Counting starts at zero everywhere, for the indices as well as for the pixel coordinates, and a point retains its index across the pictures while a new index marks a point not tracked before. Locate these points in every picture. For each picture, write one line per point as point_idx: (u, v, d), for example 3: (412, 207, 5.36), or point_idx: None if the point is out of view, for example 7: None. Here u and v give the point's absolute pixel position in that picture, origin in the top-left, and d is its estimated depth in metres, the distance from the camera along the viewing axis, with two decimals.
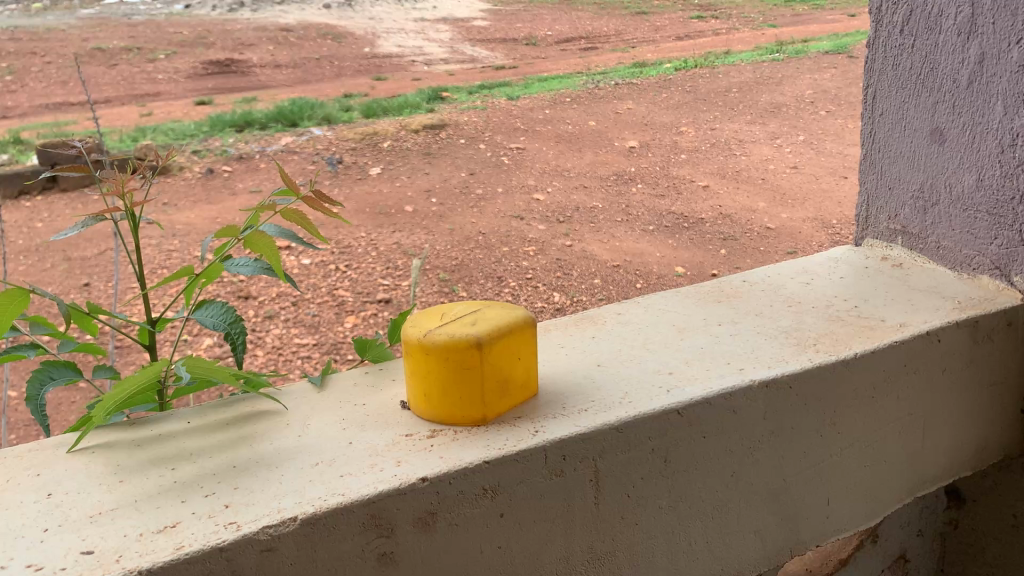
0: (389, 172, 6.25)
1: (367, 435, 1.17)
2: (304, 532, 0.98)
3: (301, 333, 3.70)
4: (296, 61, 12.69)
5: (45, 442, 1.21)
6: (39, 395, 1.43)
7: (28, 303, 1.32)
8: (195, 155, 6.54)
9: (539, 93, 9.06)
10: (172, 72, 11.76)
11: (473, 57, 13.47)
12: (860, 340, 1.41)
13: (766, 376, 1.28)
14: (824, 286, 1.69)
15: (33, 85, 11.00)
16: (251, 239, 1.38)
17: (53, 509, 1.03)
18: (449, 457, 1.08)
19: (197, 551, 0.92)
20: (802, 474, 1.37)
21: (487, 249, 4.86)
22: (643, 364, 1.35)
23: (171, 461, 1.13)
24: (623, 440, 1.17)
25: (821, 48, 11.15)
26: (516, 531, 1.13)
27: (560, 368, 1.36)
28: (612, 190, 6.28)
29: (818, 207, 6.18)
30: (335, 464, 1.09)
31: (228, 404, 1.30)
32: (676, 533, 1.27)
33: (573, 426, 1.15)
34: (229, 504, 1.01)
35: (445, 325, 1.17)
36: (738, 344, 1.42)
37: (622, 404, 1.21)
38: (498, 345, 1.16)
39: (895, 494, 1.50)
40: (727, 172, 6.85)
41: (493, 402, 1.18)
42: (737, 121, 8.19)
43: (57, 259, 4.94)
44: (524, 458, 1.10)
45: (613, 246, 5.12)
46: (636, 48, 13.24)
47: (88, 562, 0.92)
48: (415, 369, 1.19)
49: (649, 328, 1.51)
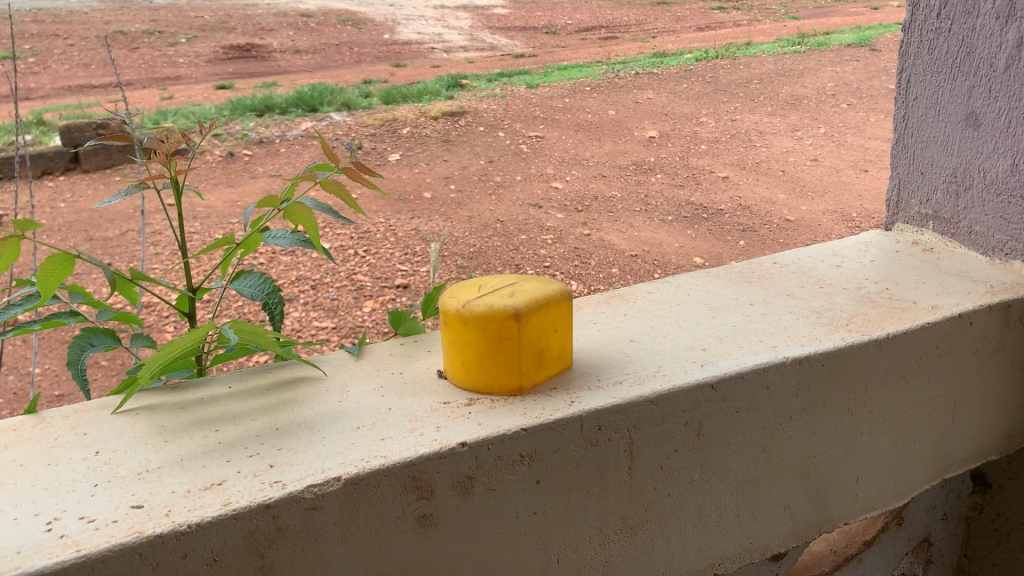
0: (408, 158, 6.27)
1: (405, 402, 1.19)
2: (347, 492, 1.00)
3: (320, 316, 3.73)
4: (316, 46, 12.71)
5: (89, 403, 1.24)
6: (80, 360, 1.46)
7: (73, 268, 1.35)
8: (216, 138, 6.58)
9: (558, 82, 9.04)
10: (193, 56, 11.81)
11: (493, 45, 13.46)
12: (891, 321, 1.42)
13: (800, 354, 1.29)
14: (855, 268, 1.69)
15: (56, 67, 11.07)
16: (291, 210, 1.40)
17: (100, 465, 1.06)
18: (488, 424, 1.10)
19: (244, 508, 0.95)
20: (831, 451, 1.37)
21: (505, 236, 4.87)
22: (676, 340, 1.36)
23: (214, 423, 1.15)
24: (658, 412, 1.18)
25: (844, 40, 11.06)
26: (552, 497, 1.14)
27: (593, 343, 1.37)
28: (630, 179, 6.27)
29: (838, 200, 6.15)
30: (376, 428, 1.11)
31: (268, 370, 1.32)
32: (707, 506, 1.28)
33: (609, 397, 1.16)
34: (272, 463, 1.04)
35: (483, 296, 1.19)
36: (769, 323, 1.43)
37: (656, 378, 1.22)
38: (536, 316, 1.17)
39: (922, 475, 1.51)
40: (747, 163, 6.82)
41: (530, 372, 1.20)
42: (758, 112, 8.15)
43: (80, 239, 4.99)
44: (561, 427, 1.12)
45: (631, 235, 5.12)
46: (656, 38, 13.17)
47: (139, 516, 0.94)
48: (453, 339, 1.21)
49: (681, 307, 1.52)
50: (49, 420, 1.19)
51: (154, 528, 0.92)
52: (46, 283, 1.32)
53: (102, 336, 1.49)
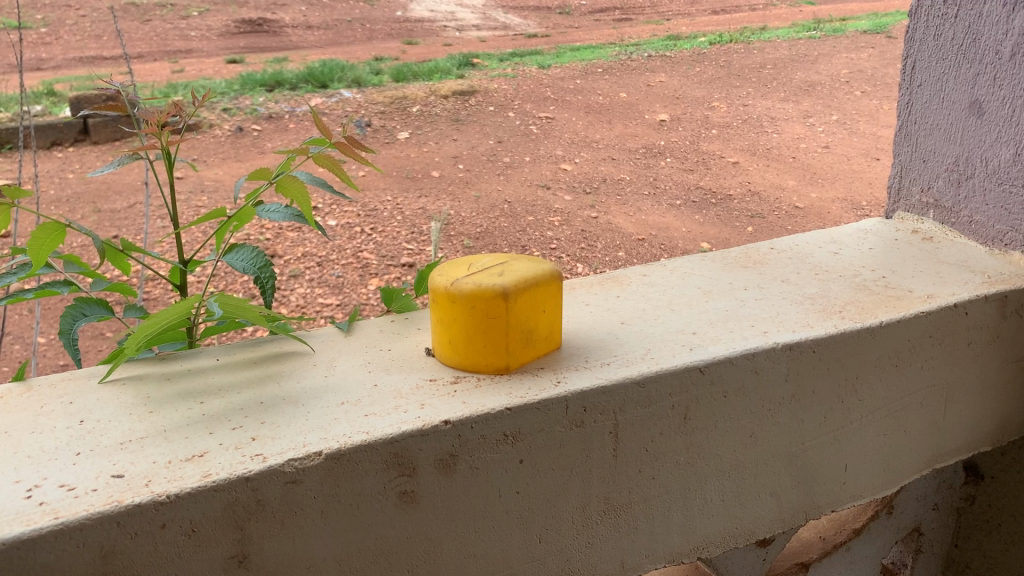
0: (417, 137, 6.24)
1: (392, 378, 1.19)
2: (327, 466, 1.00)
3: (325, 293, 3.72)
4: (328, 22, 12.65)
5: (76, 372, 1.24)
6: (71, 330, 1.45)
7: (65, 237, 1.34)
8: (225, 113, 6.57)
9: (570, 63, 8.98)
10: (205, 29, 11.78)
11: (506, 25, 13.39)
12: (885, 309, 1.41)
13: (791, 339, 1.28)
14: (852, 256, 1.68)
15: (67, 38, 11.06)
16: (284, 184, 1.39)
17: (85, 434, 1.06)
18: (474, 403, 1.10)
19: (224, 480, 0.95)
20: (819, 440, 1.37)
21: (512, 217, 4.85)
22: (668, 324, 1.35)
23: (200, 395, 1.15)
24: (644, 394, 1.18)
25: (859, 27, 10.94)
26: (535, 477, 1.14)
27: (584, 323, 1.36)
28: (640, 162, 6.25)
29: (849, 188, 6.10)
30: (360, 404, 1.11)
31: (257, 344, 1.32)
32: (692, 491, 1.28)
33: (596, 378, 1.16)
34: (255, 436, 1.04)
35: (472, 275, 1.18)
36: (762, 308, 1.42)
37: (644, 360, 1.22)
38: (523, 295, 1.16)
39: (912, 465, 1.50)
40: (757, 149, 6.78)
41: (517, 352, 1.19)
42: (770, 98, 8.09)
43: (87, 210, 4.99)
44: (545, 408, 1.11)
45: (638, 219, 5.10)
46: (670, 21, 13.06)
47: (119, 485, 0.95)
48: (442, 318, 1.20)
49: (674, 290, 1.51)
50: (36, 387, 1.20)
51: (133, 497, 0.92)
52: (37, 253, 1.32)
53: (94, 307, 1.49)
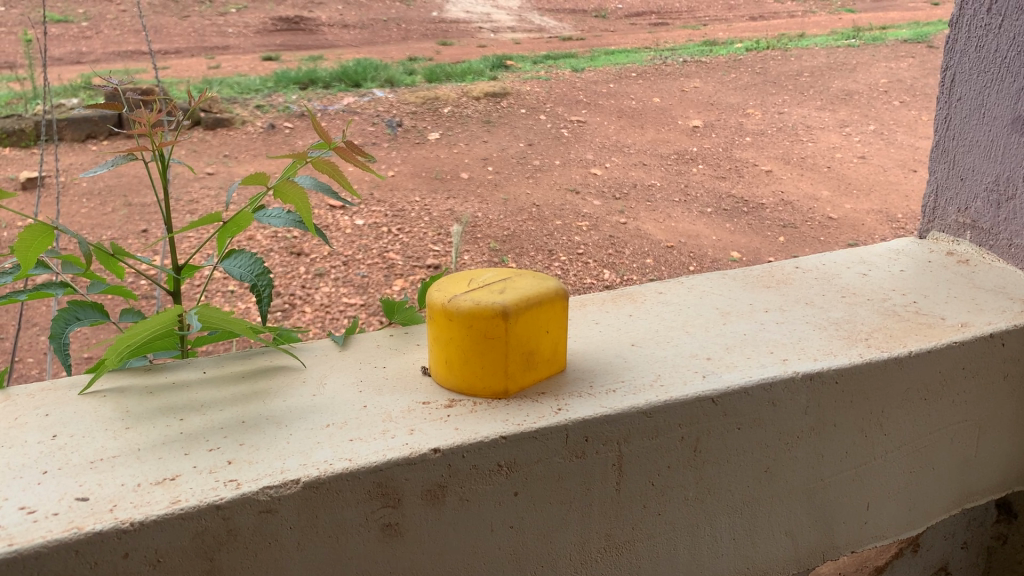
0: (447, 138, 6.16)
1: (383, 399, 1.13)
2: (305, 495, 0.94)
3: (349, 292, 3.64)
4: (363, 21, 12.64)
5: (58, 381, 1.19)
6: (63, 334, 1.42)
7: (54, 240, 1.30)
8: (258, 109, 6.46)
9: (603, 66, 8.87)
10: (242, 26, 11.82)
11: (541, 27, 13.30)
12: (915, 337, 1.32)
13: (811, 369, 1.20)
14: (882, 278, 1.59)
15: (108, 33, 11.13)
16: (283, 189, 1.34)
17: (56, 451, 1.01)
18: (466, 430, 1.03)
19: (193, 507, 0.89)
20: (840, 475, 1.28)
21: (540, 221, 4.75)
22: (681, 347, 1.27)
23: (181, 411, 1.10)
24: (651, 425, 1.10)
25: (900, 36, 10.71)
26: (531, 510, 1.07)
27: (591, 344, 1.29)
28: (672, 169, 6.14)
29: (884, 199, 5.95)
30: (347, 427, 1.05)
31: (248, 356, 1.27)
32: (700, 528, 1.20)
33: (599, 406, 1.08)
34: (232, 459, 0.98)
35: (471, 291, 1.11)
36: (784, 333, 1.34)
37: (654, 387, 1.14)
38: (525, 315, 1.09)
39: (939, 505, 1.41)
40: (792, 158, 6.64)
41: (516, 374, 1.12)
42: (806, 107, 7.93)
43: (118, 203, 4.94)
44: (543, 437, 1.04)
45: (668, 226, 4.99)
46: (707, 26, 12.91)
47: (82, 509, 0.89)
48: (437, 335, 1.13)
49: (690, 310, 1.43)
50: (14, 397, 1.15)
51: (94, 524, 0.86)
52: (25, 254, 1.28)
53: (88, 310, 1.45)
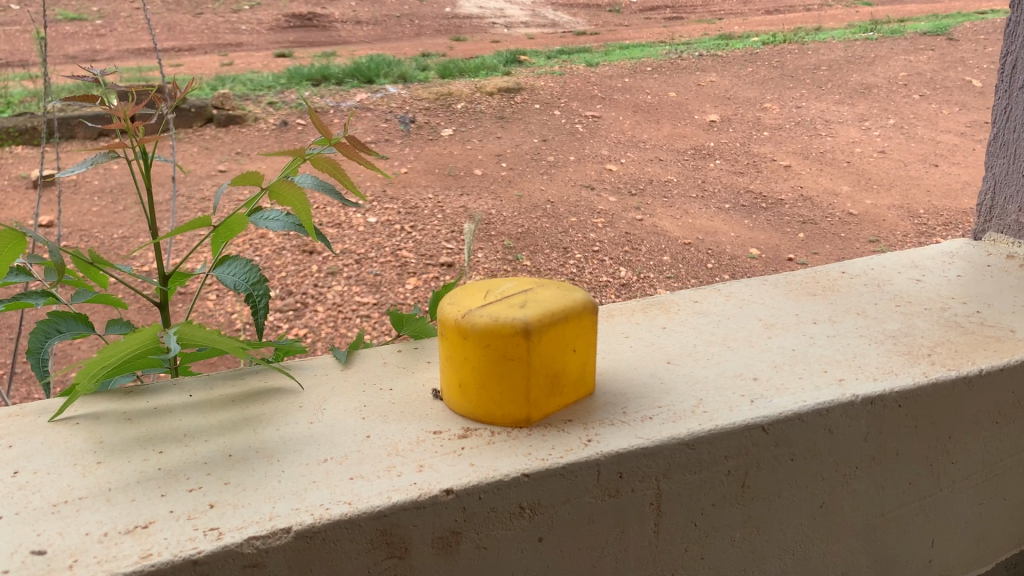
0: (461, 134, 6.03)
1: (389, 428, 0.99)
2: (297, 546, 0.81)
3: (362, 291, 3.52)
4: (377, 18, 12.53)
5: (26, 408, 1.06)
6: (42, 349, 1.29)
7: (24, 247, 1.17)
8: (270, 106, 6.34)
9: (619, 61, 8.70)
10: (255, 23, 11.72)
11: (554, 22, 13.13)
12: (985, 353, 1.17)
13: (871, 392, 1.06)
14: (938, 284, 1.45)
15: (121, 30, 11.06)
16: (278, 190, 1.21)
17: (16, 491, 0.88)
18: (483, 466, 0.90)
19: (166, 563, 0.76)
20: (902, 510, 1.15)
21: (555, 218, 4.61)
22: (723, 366, 1.14)
23: (161, 442, 0.97)
24: (694, 458, 0.97)
25: (918, 29, 10.47)
26: (556, 557, 0.94)
27: (623, 362, 1.16)
28: (688, 164, 5.98)
29: (905, 194, 5.77)
30: (348, 463, 0.92)
31: (241, 377, 1.14)
32: (749, 571, 1.07)
33: (634, 437, 0.95)
34: (213, 503, 0.85)
35: (487, 306, 0.98)
36: (836, 348, 1.20)
37: (696, 414, 1.00)
38: (550, 334, 0.96)
39: (1008, 538, 1.27)
40: (811, 153, 6.47)
41: (540, 401, 0.99)
42: (825, 100, 7.74)
43: (129, 202, 4.81)
44: (571, 474, 0.91)
45: (685, 223, 4.84)
46: (722, 20, 12.69)
47: (36, 566, 0.76)
48: (451, 355, 1.00)
49: (730, 322, 1.29)
50: None
51: None
52: None
53: (70, 322, 1.33)
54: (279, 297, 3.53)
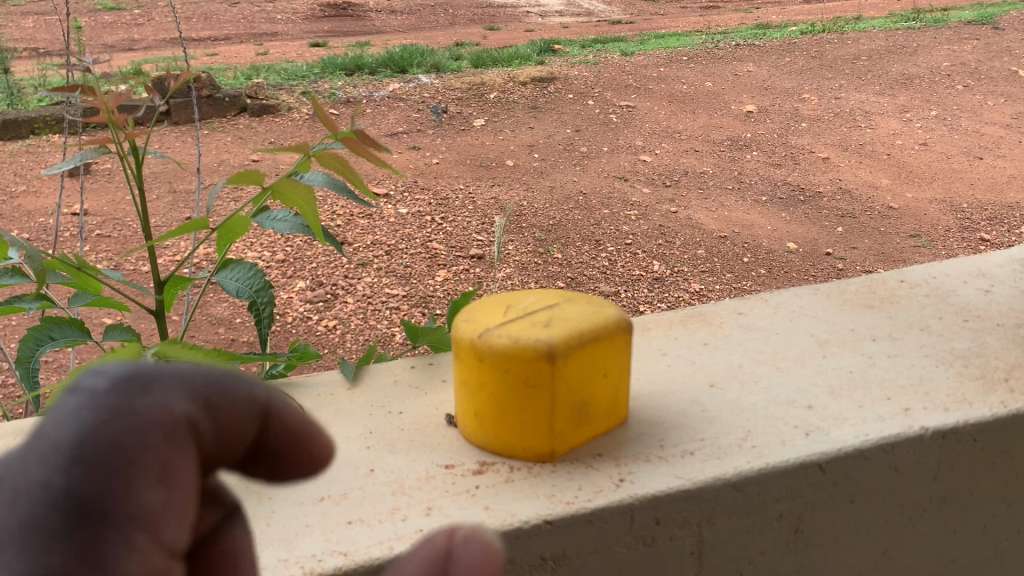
0: (493, 124, 5.92)
1: (397, 461, 0.89)
2: None
3: (391, 283, 3.42)
4: (411, 7, 12.43)
5: None
6: (33, 357, 1.18)
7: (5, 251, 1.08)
8: (303, 96, 6.27)
9: (654, 50, 8.53)
10: (290, 13, 11.68)
11: (588, 11, 12.94)
12: None
13: (942, 424, 0.93)
14: (1009, 297, 1.31)
15: (159, 20, 11.05)
16: (283, 188, 1.10)
17: None
18: (499, 511, 0.79)
19: None
20: (970, 555, 1.02)
21: (587, 210, 4.48)
22: (772, 390, 1.01)
23: None
24: (742, 501, 0.85)
25: (962, 17, 10.13)
26: None
27: (661, 384, 1.04)
28: (725, 155, 5.81)
29: (948, 187, 5.55)
30: (349, 502, 0.81)
31: None
32: None
33: (673, 477, 0.83)
34: None
35: (506, 324, 0.87)
36: (899, 369, 1.07)
37: (743, 449, 0.88)
38: (576, 358, 0.84)
39: None
40: (850, 144, 6.26)
41: (565, 433, 0.87)
42: (864, 91, 7.51)
43: (162, 190, 4.74)
44: (600, 520, 0.80)
45: (720, 216, 4.67)
46: (760, 10, 12.41)
47: None
48: (466, 378, 0.89)
49: (779, 338, 1.17)
50: None
51: None
52: None
53: (64, 329, 1.22)
54: (309, 288, 3.43)
